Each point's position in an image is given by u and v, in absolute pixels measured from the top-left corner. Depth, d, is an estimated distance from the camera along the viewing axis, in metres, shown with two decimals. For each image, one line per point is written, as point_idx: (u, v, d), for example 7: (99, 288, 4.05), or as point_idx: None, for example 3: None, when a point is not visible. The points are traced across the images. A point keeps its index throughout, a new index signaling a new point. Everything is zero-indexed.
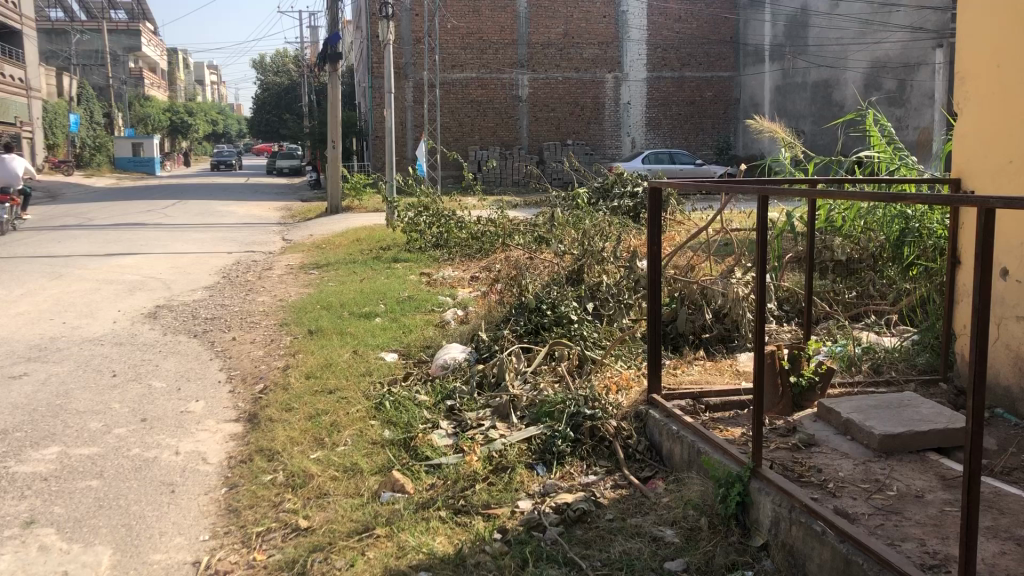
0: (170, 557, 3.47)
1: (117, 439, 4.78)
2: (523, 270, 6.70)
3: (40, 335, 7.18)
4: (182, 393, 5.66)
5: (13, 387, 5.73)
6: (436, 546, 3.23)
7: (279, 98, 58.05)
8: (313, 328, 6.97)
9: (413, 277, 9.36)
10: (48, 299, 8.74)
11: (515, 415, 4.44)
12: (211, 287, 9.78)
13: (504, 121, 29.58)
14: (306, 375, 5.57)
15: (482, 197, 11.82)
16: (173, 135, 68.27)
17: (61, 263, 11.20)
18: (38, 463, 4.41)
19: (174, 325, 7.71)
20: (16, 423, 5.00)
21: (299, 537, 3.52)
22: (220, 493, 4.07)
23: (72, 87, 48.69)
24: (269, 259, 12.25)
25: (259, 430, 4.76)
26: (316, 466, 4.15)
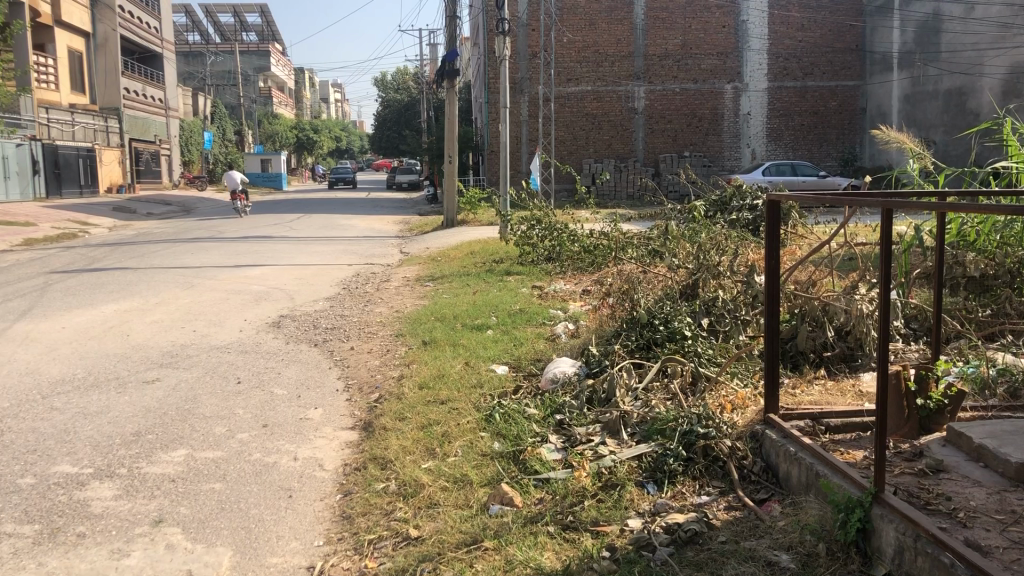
0: (287, 560, 3.58)
1: (240, 444, 4.97)
2: (635, 284, 6.64)
3: (172, 342, 7.57)
4: (301, 400, 5.85)
5: (147, 391, 6.05)
6: (544, 561, 3.21)
7: (399, 114, 59.62)
8: (427, 339, 7.09)
9: (525, 290, 9.40)
10: (181, 307, 9.20)
11: (626, 432, 4.38)
12: (331, 297, 10.08)
13: (620, 133, 29.44)
14: (419, 385, 5.65)
15: (595, 210, 11.77)
16: (299, 151, 71.07)
17: (193, 274, 11.79)
18: (167, 465, 4.62)
19: (296, 334, 7.97)
20: (149, 425, 5.27)
21: (410, 546, 3.55)
22: (335, 500, 4.18)
23: (207, 106, 51.30)
24: (387, 271, 12.57)
25: (373, 438, 4.86)
26: (428, 475, 4.19)
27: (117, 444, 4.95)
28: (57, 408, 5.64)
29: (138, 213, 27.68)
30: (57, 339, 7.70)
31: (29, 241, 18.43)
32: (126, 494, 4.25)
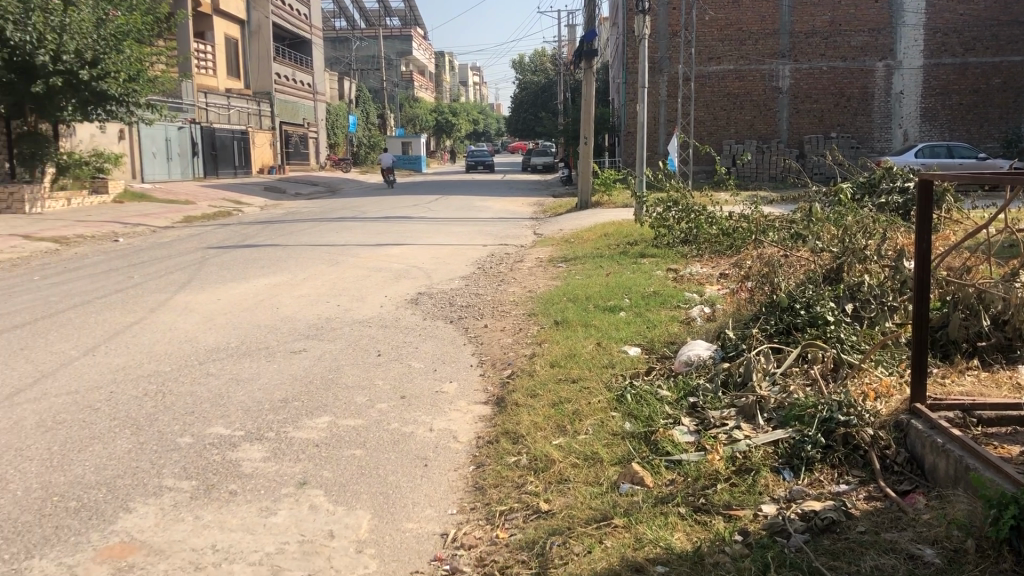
0: (421, 526, 3.72)
1: (379, 413, 5.16)
2: (776, 268, 6.47)
3: (317, 315, 7.91)
4: (437, 374, 6.01)
5: (294, 361, 6.35)
6: (674, 541, 3.19)
7: (536, 96, 59.92)
8: (560, 319, 7.12)
9: (659, 273, 9.30)
10: (326, 283, 9.59)
11: (762, 417, 4.27)
12: (467, 276, 10.28)
13: (763, 113, 28.56)
14: (551, 363, 5.70)
15: (734, 192, 11.46)
16: (438, 134, 72.50)
17: (338, 252, 12.24)
18: (312, 430, 4.85)
19: (432, 311, 8.18)
20: (295, 393, 5.54)
21: (540, 519, 3.62)
22: (467, 471, 4.29)
23: (351, 90, 52.98)
24: (521, 252, 12.68)
25: (506, 413, 4.94)
26: (558, 452, 4.23)
27: (266, 408, 5.24)
28: (213, 373, 6.01)
29: (287, 193, 28.96)
30: (214, 310, 8.18)
31: (189, 218, 19.60)
32: (274, 456, 4.49)
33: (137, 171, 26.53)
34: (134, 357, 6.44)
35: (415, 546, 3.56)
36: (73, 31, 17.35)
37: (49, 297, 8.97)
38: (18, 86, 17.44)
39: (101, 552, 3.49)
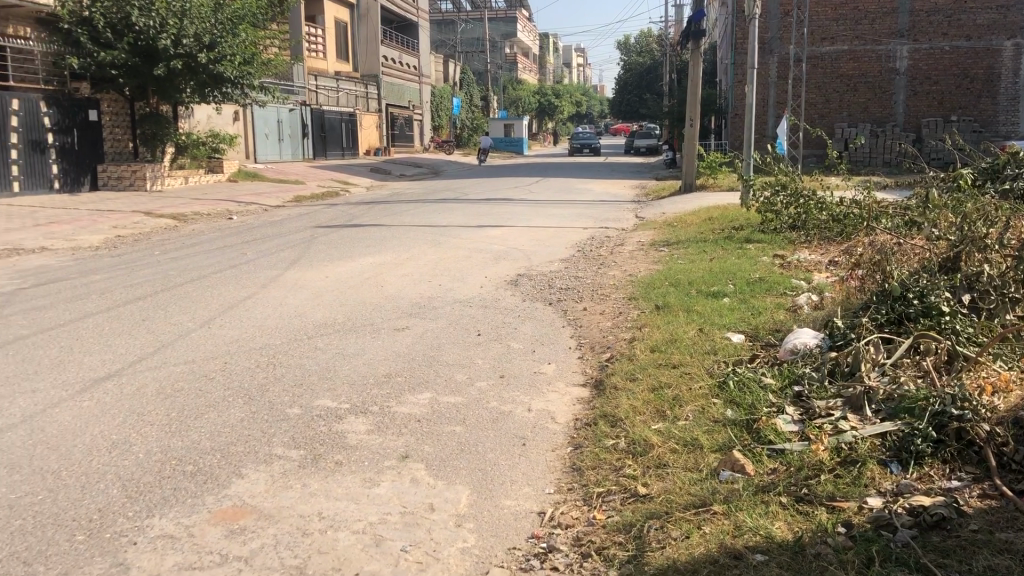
0: (519, 504, 3.78)
1: (479, 391, 5.24)
2: (889, 255, 6.26)
3: (420, 294, 8.06)
4: (536, 354, 6.06)
5: (397, 338, 6.49)
6: (775, 530, 3.14)
7: (641, 78, 59.25)
8: (661, 303, 7.06)
9: (765, 259, 9.09)
10: (429, 263, 9.75)
11: (870, 408, 4.15)
12: (567, 259, 10.28)
13: (877, 96, 27.52)
14: (651, 348, 5.66)
15: (846, 176, 11.07)
16: (540, 115, 72.55)
17: (440, 232, 12.43)
18: (414, 406, 4.96)
19: (532, 292, 8.22)
20: (398, 369, 5.68)
21: (638, 502, 3.62)
22: (565, 451, 4.33)
23: (456, 72, 53.46)
24: (622, 235, 12.61)
25: (604, 396, 4.95)
26: (658, 436, 4.21)
27: (370, 383, 5.39)
28: (321, 348, 6.21)
29: (391, 174, 29.53)
30: (321, 287, 8.43)
31: (299, 197, 20.20)
32: (377, 429, 4.61)
33: (251, 151, 27.48)
34: (248, 330, 6.71)
35: (514, 523, 3.62)
36: (193, 15, 18.09)
37: (168, 270, 9.40)
38: (142, 68, 18.27)
39: (216, 514, 3.67)
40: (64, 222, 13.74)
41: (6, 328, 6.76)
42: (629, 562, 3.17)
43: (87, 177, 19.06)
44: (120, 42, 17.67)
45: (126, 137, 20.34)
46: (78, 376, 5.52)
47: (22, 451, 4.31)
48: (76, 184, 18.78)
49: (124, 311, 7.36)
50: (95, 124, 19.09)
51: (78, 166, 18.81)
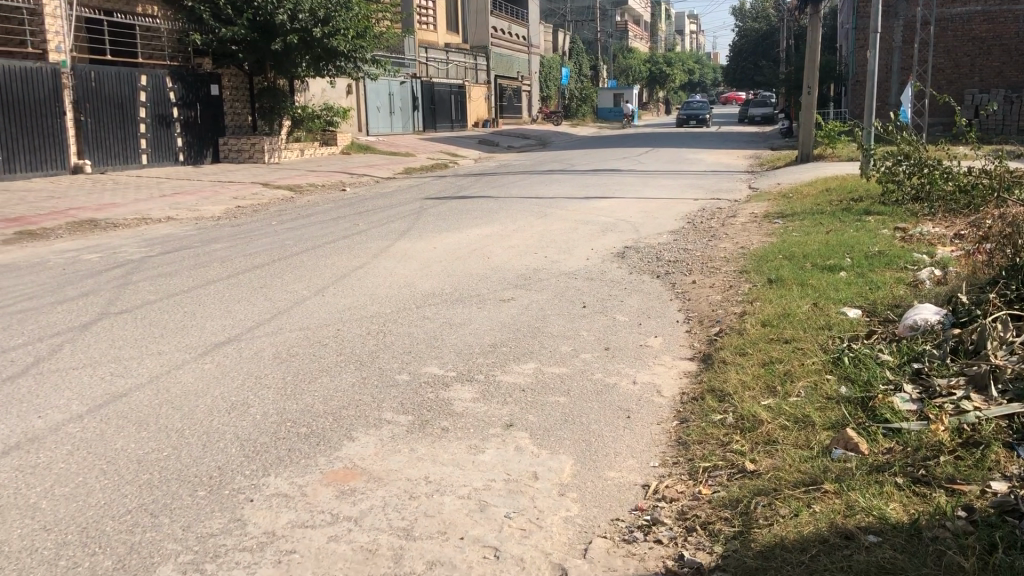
0: (623, 476, 3.77)
1: (583, 362, 5.24)
2: (1021, 227, 5.89)
3: (526, 265, 8.08)
4: (642, 327, 6.01)
5: (503, 308, 6.53)
6: (889, 512, 3.03)
7: (756, 45, 57.65)
8: (774, 277, 6.85)
9: (885, 231, 8.71)
10: (535, 234, 9.76)
11: (995, 388, 3.94)
12: (676, 231, 10.12)
13: (1013, 59, 25.93)
14: (761, 323, 5.51)
15: (975, 145, 10.47)
16: (651, 85, 71.50)
17: (548, 204, 12.43)
18: (519, 375, 5.00)
19: (640, 265, 8.13)
20: (504, 338, 5.73)
21: (745, 478, 3.55)
22: (671, 425, 4.29)
23: (565, 42, 53.10)
24: (735, 207, 12.32)
25: (712, 371, 4.86)
26: (767, 412, 4.10)
27: (475, 352, 5.45)
28: (429, 317, 6.31)
29: (500, 146, 29.67)
30: (429, 257, 8.54)
31: (409, 169, 20.54)
32: (482, 397, 4.67)
33: (363, 124, 28.02)
34: (358, 299, 6.87)
35: (618, 494, 3.61)
36: None
37: (283, 240, 9.69)
38: (259, 43, 18.80)
39: (328, 475, 3.80)
40: (188, 193, 14.36)
41: (134, 293, 7.12)
42: (734, 538, 3.12)
43: (208, 150, 19.82)
44: (239, 18, 18.26)
45: (245, 111, 21.05)
46: (200, 339, 5.78)
47: (150, 410, 4.54)
48: (199, 157, 19.57)
49: (243, 278, 7.65)
50: (216, 99, 19.78)
51: (201, 140, 19.58)
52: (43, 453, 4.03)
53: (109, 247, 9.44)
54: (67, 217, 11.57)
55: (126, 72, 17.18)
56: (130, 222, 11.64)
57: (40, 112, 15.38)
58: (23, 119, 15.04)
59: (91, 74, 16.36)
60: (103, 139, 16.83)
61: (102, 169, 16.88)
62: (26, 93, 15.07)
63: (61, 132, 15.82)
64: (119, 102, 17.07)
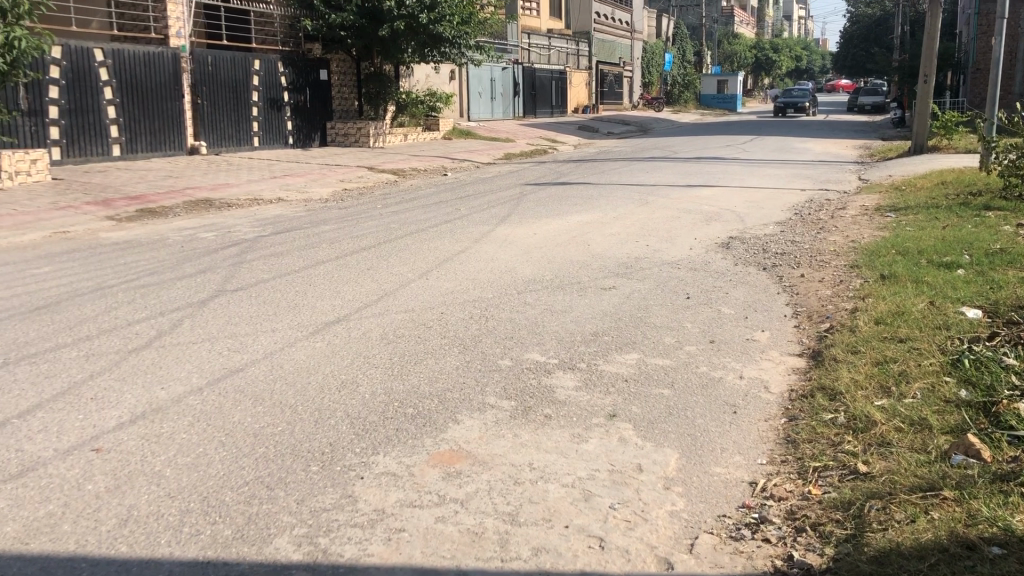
0: (729, 472, 3.72)
1: (688, 355, 5.19)
2: None
3: (627, 254, 8.02)
4: (749, 321, 5.91)
5: (604, 297, 6.52)
6: (1015, 523, 2.90)
7: (869, 31, 55.65)
8: (887, 273, 6.62)
9: (1007, 228, 8.31)
10: (637, 222, 9.69)
11: None
12: (783, 222, 9.88)
13: None
14: (875, 320, 5.34)
15: None
16: (757, 72, 69.94)
17: (651, 192, 12.31)
18: (621, 365, 4.99)
19: (745, 257, 7.98)
20: (606, 328, 5.71)
21: (857, 480, 3.47)
22: (779, 423, 4.21)
23: (669, 28, 52.36)
24: (844, 199, 11.94)
25: (822, 368, 4.75)
26: (881, 413, 3.98)
27: (578, 340, 5.46)
28: (530, 303, 6.34)
29: (600, 132, 29.49)
30: (531, 243, 8.58)
31: (510, 155, 20.62)
32: (585, 386, 4.68)
33: (464, 109, 28.30)
34: (462, 283, 6.96)
35: (724, 491, 3.57)
36: None
37: (388, 223, 9.88)
38: (368, 29, 19.14)
39: (434, 457, 3.87)
40: (297, 175, 14.76)
41: (249, 271, 7.38)
42: (847, 541, 3.06)
43: (316, 133, 20.34)
44: (349, 4, 18.81)
45: (352, 96, 21.51)
46: (311, 318, 5.97)
47: (264, 385, 4.71)
48: (307, 140, 20.09)
49: (349, 260, 7.84)
50: (324, 83, 20.28)
51: (310, 124, 20.10)
52: (166, 423, 4.23)
53: (224, 226, 9.81)
54: (185, 196, 12.06)
55: (241, 57, 17.74)
56: (243, 202, 12.06)
57: (161, 95, 16.06)
58: (144, 102, 15.75)
59: (208, 59, 16.98)
60: (217, 122, 17.45)
61: (216, 150, 17.49)
62: (148, 78, 15.76)
63: (179, 116, 16.49)
64: (233, 86, 17.66)
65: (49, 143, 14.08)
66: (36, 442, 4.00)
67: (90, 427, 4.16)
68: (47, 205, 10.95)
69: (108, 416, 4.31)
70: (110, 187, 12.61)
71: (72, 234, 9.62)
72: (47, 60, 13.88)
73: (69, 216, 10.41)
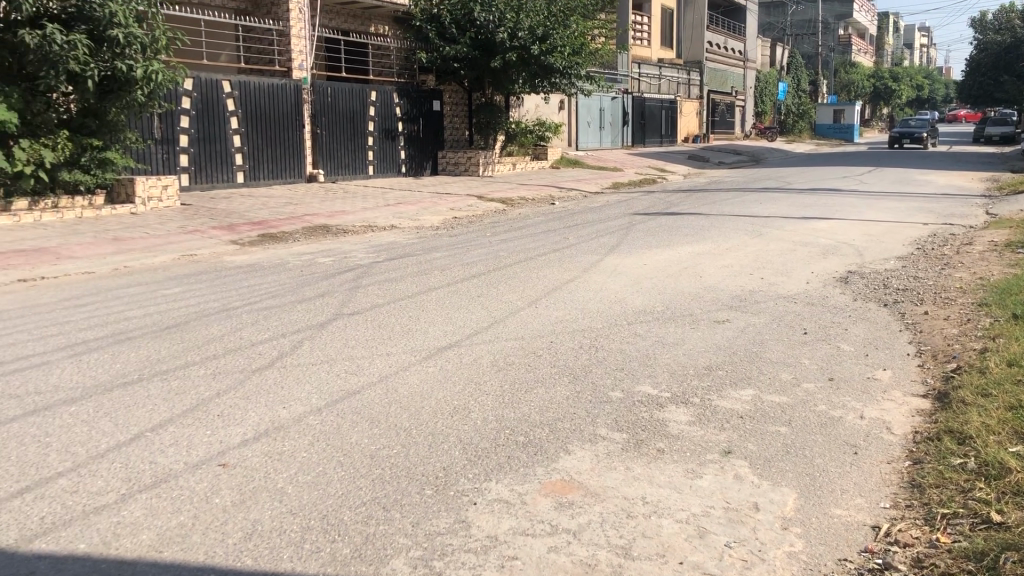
0: (850, 515, 3.60)
1: (806, 393, 5.05)
2: None
3: (741, 287, 7.89)
4: (869, 358, 5.72)
5: (717, 330, 6.43)
6: None
7: (997, 59, 53.35)
8: (1019, 313, 6.31)
9: None
10: (750, 255, 9.52)
11: None
12: (904, 257, 9.54)
13: None
14: (1007, 361, 5.09)
15: None
16: (875, 101, 67.96)
17: (764, 223, 12.09)
18: (736, 401, 4.90)
19: (864, 292, 7.74)
20: (720, 362, 5.62)
21: (990, 530, 3.31)
22: (903, 465, 4.06)
23: (784, 56, 51.47)
24: (970, 233, 11.45)
25: (949, 411, 4.56)
26: (1016, 460, 3.78)
27: (691, 373, 5.39)
28: (641, 335, 6.30)
29: (711, 162, 29.16)
30: (641, 274, 8.53)
31: (618, 184, 20.59)
32: (699, 421, 4.61)
33: (573, 138, 28.43)
34: (571, 312, 6.98)
35: (845, 534, 3.46)
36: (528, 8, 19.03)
37: (498, 251, 10.00)
38: (480, 61, 19.56)
39: (547, 486, 3.88)
40: (410, 204, 15.12)
41: (365, 296, 7.59)
42: None
43: (428, 162, 20.80)
44: (463, 36, 19.26)
45: (463, 126, 21.94)
46: (425, 343, 6.09)
47: (380, 408, 4.82)
48: (419, 169, 20.56)
49: (461, 287, 7.96)
50: (437, 114, 20.75)
51: (422, 153, 20.59)
52: (288, 441, 4.38)
53: (340, 251, 10.12)
54: (304, 222, 12.51)
55: (358, 88, 18.35)
56: (358, 228, 12.42)
57: (283, 125, 16.75)
58: (267, 132, 16.44)
59: (328, 90, 17.64)
60: (335, 151, 18.07)
61: (333, 178, 18.10)
62: (272, 108, 16.45)
63: (299, 145, 17.15)
64: (351, 116, 18.28)
65: (179, 169, 14.87)
66: (168, 454, 4.21)
67: (217, 443, 4.34)
68: (176, 229, 11.53)
69: (233, 433, 4.49)
70: (235, 212, 13.19)
71: (198, 256, 10.09)
72: (180, 92, 14.70)
73: (197, 240, 10.92)
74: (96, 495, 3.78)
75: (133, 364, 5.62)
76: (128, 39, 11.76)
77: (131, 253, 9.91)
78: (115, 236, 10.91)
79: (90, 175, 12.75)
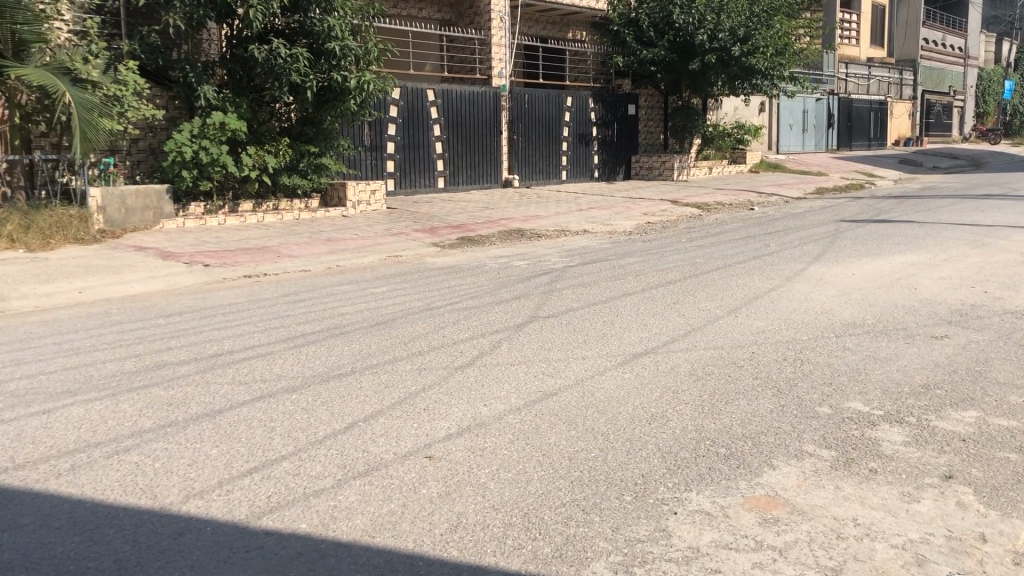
0: None
1: None
2: None
3: (961, 301, 7.34)
4: None
5: (933, 346, 6.02)
6: None
7: None
8: None
9: None
10: (971, 265, 8.85)
11: None
12: None
13: None
14: None
15: None
16: None
17: (988, 232, 11.19)
18: (958, 424, 4.56)
19: None
20: (938, 380, 5.26)
21: None
22: None
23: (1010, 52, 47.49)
24: None
25: None
26: None
27: (906, 392, 5.07)
28: (849, 349, 5.98)
29: (924, 166, 27.31)
30: (849, 284, 8.12)
31: (822, 190, 19.69)
32: (916, 443, 4.33)
33: (774, 142, 27.47)
34: (773, 322, 6.75)
35: None
36: (730, 10, 18.71)
37: (694, 258, 9.82)
38: (678, 64, 19.45)
39: (750, 500, 3.77)
40: (603, 209, 15.13)
41: (560, 299, 7.68)
42: None
43: (622, 167, 20.79)
44: (661, 40, 19.20)
45: (658, 130, 21.77)
46: (621, 348, 6.09)
47: (577, 411, 4.86)
48: (612, 173, 20.58)
49: (657, 293, 7.89)
50: (632, 118, 20.72)
51: (616, 158, 20.61)
52: (490, 438, 4.50)
53: (536, 255, 10.28)
54: (501, 226, 12.80)
55: (555, 94, 18.64)
56: (552, 233, 12.58)
57: (482, 131, 17.25)
58: (468, 138, 17.00)
59: (525, 97, 18.01)
60: (531, 156, 18.41)
61: (528, 183, 18.44)
62: (473, 115, 16.99)
63: (497, 150, 17.62)
64: (547, 122, 18.58)
65: (385, 174, 15.64)
66: (379, 444, 4.43)
67: (424, 436, 4.53)
68: (383, 231, 12.13)
69: (438, 427, 4.66)
70: (436, 216, 13.70)
71: (403, 258, 10.56)
72: (388, 101, 15.44)
73: (402, 242, 11.43)
74: (316, 479, 4.03)
75: (347, 357, 5.97)
76: (343, 52, 12.43)
77: (343, 254, 10.51)
78: (328, 237, 11.60)
79: (307, 180, 13.64)
